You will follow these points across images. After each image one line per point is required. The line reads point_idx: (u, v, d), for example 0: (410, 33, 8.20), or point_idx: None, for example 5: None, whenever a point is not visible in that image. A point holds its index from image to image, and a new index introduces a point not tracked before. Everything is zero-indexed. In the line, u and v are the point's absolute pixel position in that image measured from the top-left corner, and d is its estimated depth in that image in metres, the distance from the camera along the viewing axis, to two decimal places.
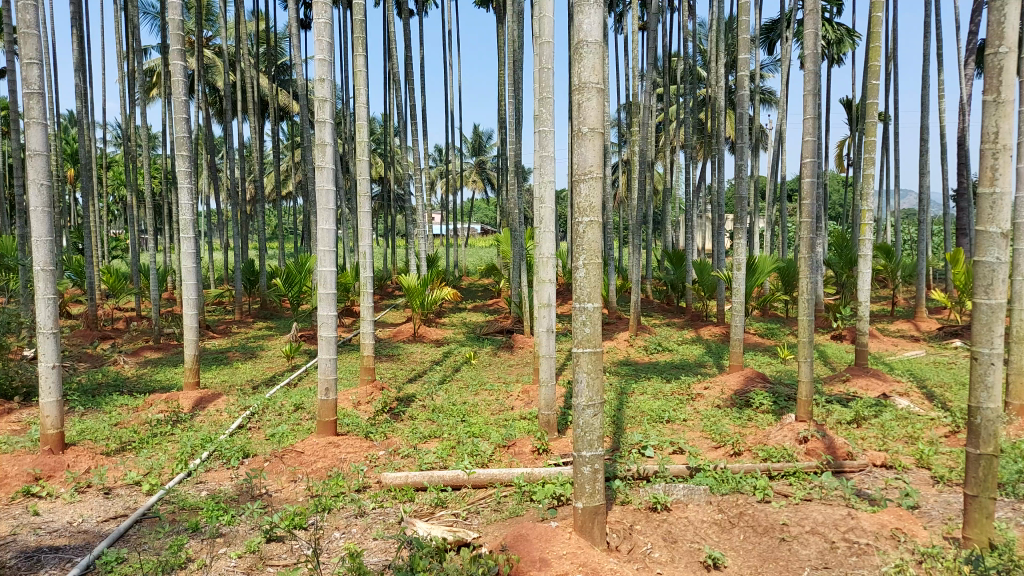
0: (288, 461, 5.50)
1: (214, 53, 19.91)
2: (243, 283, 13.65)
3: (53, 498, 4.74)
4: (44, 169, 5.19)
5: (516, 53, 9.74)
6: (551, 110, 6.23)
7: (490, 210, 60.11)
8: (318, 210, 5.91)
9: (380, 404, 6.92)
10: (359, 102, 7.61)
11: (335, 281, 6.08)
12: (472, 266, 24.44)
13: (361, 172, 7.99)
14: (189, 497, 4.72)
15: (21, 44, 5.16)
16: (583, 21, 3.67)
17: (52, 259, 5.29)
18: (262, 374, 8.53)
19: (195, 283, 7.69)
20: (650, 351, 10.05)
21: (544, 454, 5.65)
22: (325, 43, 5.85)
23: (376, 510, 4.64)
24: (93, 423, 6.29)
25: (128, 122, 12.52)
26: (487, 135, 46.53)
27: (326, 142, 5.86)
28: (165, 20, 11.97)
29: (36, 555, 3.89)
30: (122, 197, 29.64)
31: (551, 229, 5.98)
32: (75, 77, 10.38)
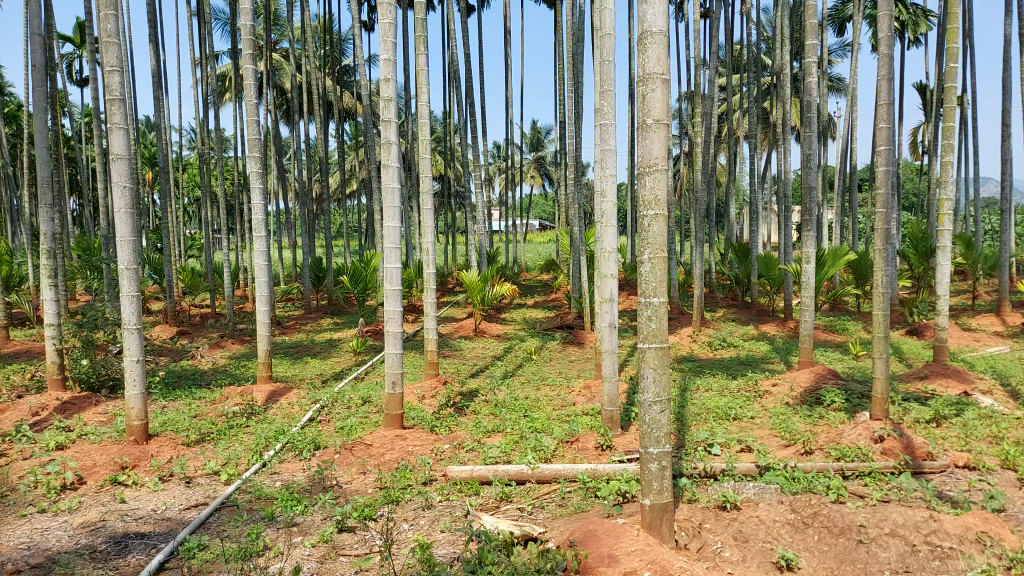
0: (358, 454, 5.64)
1: (281, 58, 20.54)
2: (310, 281, 14.04)
3: (139, 486, 4.98)
4: (125, 172, 5.44)
5: (576, 47, 9.68)
6: (612, 104, 6.14)
7: (549, 205, 60.05)
8: (384, 208, 6.00)
9: (445, 399, 7.01)
10: (421, 100, 7.72)
11: (400, 278, 6.18)
12: (532, 262, 24.44)
13: (424, 170, 8.10)
14: (265, 488, 4.89)
15: (103, 53, 5.39)
16: (647, 11, 3.62)
17: (135, 258, 5.54)
18: (330, 368, 8.75)
19: (267, 281, 7.95)
20: (714, 347, 9.87)
21: (609, 450, 5.61)
22: (389, 43, 5.97)
23: (443, 503, 4.71)
24: (174, 415, 6.58)
25: (202, 126, 13.04)
26: (546, 130, 46.52)
27: (392, 141, 5.97)
28: (235, 27, 12.40)
29: (124, 540, 4.10)
30: (196, 198, 30.94)
31: (613, 223, 5.92)
32: (152, 84, 10.85)
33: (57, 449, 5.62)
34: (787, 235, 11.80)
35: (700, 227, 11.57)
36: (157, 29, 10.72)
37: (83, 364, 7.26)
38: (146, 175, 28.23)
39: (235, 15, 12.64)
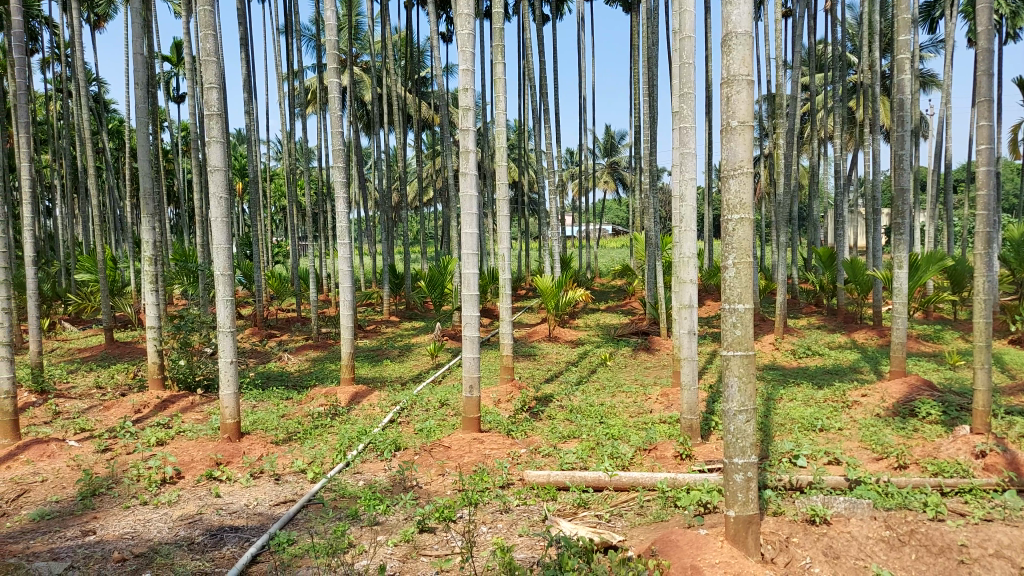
0: (436, 456, 5.74)
1: (362, 70, 21.21)
2: (389, 286, 14.40)
3: (232, 482, 5.23)
4: (222, 183, 5.73)
5: (652, 50, 9.55)
6: (692, 106, 6.02)
7: (622, 210, 59.54)
8: (462, 215, 6.09)
9: (520, 404, 7.04)
10: (498, 107, 7.79)
11: (478, 283, 6.24)
12: (607, 267, 24.27)
13: (500, 177, 8.18)
14: (348, 487, 5.04)
15: (202, 71, 5.72)
16: (731, 11, 3.54)
17: (229, 264, 5.82)
18: (409, 371, 8.94)
19: (350, 287, 8.20)
20: (798, 355, 9.54)
21: (688, 459, 5.50)
22: (468, 53, 6.07)
23: (521, 507, 4.73)
24: (264, 414, 6.87)
25: (289, 137, 13.59)
26: (620, 135, 46.19)
27: (471, 149, 6.05)
28: (320, 42, 12.89)
29: (220, 534, 4.30)
30: (282, 207, 32.24)
31: (692, 228, 5.81)
32: (244, 98, 11.40)
33: (157, 444, 5.97)
34: (876, 239, 11.29)
35: (783, 231, 11.20)
36: (248, 46, 11.27)
37: (181, 364, 7.69)
38: (237, 185, 29.64)
39: (319, 31, 13.13)
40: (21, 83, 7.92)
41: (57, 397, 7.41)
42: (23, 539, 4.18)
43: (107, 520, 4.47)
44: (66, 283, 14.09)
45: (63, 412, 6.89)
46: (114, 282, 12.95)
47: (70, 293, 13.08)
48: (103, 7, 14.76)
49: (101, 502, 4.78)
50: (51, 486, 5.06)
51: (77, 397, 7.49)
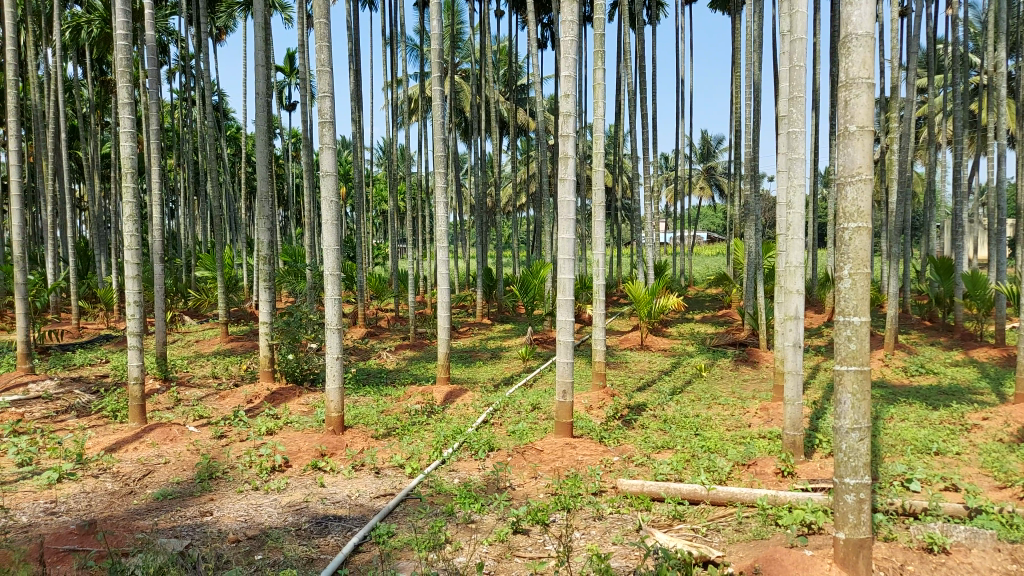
0: (529, 459, 5.79)
1: (461, 78, 21.70)
2: (482, 289, 14.64)
3: (335, 473, 5.46)
4: (334, 187, 6.01)
5: (758, 53, 9.25)
6: (802, 110, 5.74)
7: (718, 218, 58.12)
8: (559, 221, 6.09)
9: (612, 411, 6.99)
10: (597, 113, 7.78)
11: (574, 289, 6.23)
12: (702, 275, 23.70)
13: (597, 183, 8.15)
14: (444, 484, 5.16)
15: (318, 81, 6.05)
16: (851, 12, 3.39)
17: (338, 265, 6.08)
18: (501, 373, 9.04)
19: (447, 288, 8.40)
20: (909, 373, 9.00)
21: (790, 477, 5.30)
22: (571, 60, 6.08)
23: (614, 515, 4.69)
24: (364, 409, 7.14)
25: (391, 143, 14.06)
26: (717, 140, 45.20)
27: (570, 155, 6.06)
28: (422, 51, 13.26)
29: (324, 522, 4.48)
30: (382, 210, 33.39)
31: (800, 237, 5.57)
32: (352, 107, 11.90)
33: (267, 433, 6.31)
34: (1000, 252, 10.52)
35: (896, 240, 10.59)
36: (357, 57, 11.76)
37: (289, 359, 8.10)
38: (341, 189, 30.97)
39: (422, 41, 13.54)
40: (154, 94, 8.60)
41: (178, 384, 7.98)
42: (149, 515, 4.51)
43: (223, 502, 4.76)
44: (187, 279, 15.14)
45: (184, 399, 7.40)
46: (230, 280, 13.79)
47: (190, 289, 14.05)
48: (224, 21, 15.76)
49: (217, 485, 5.09)
50: (173, 468, 5.45)
51: (195, 385, 8.04)
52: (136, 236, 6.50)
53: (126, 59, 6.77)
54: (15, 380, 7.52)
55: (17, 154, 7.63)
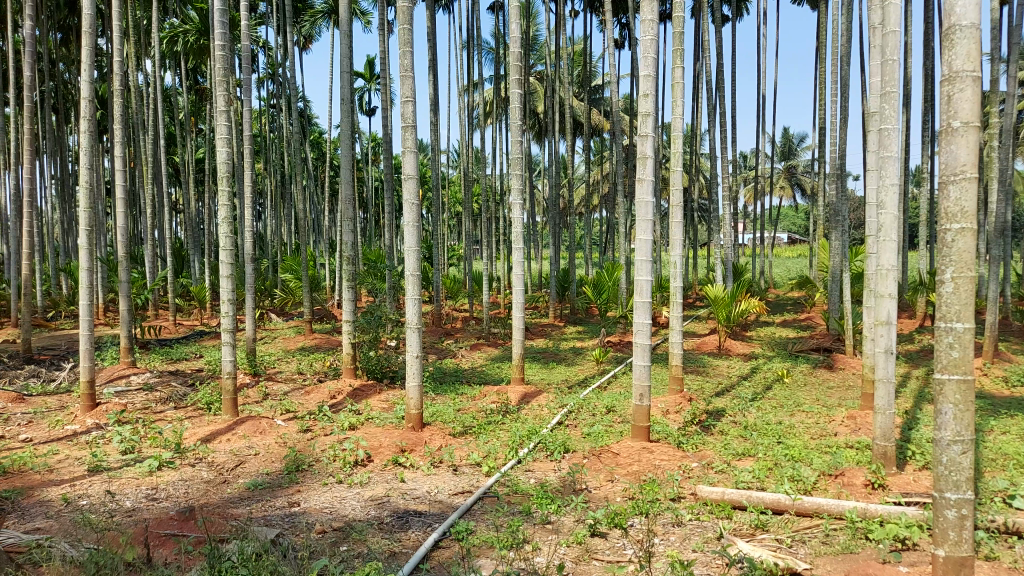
0: (605, 461, 5.76)
1: (536, 80, 21.79)
2: (556, 291, 14.64)
3: (415, 469, 5.58)
4: (415, 189, 6.16)
5: (845, 48, 8.91)
6: (896, 105, 5.38)
7: (799, 218, 56.23)
8: (637, 221, 6.03)
9: (690, 416, 6.87)
10: (676, 112, 7.65)
11: (652, 290, 6.14)
12: (783, 277, 22.95)
13: (675, 183, 8.02)
14: (521, 483, 5.20)
15: (401, 85, 6.23)
16: (956, 2, 3.21)
17: (419, 266, 6.22)
18: (575, 375, 9.03)
19: (523, 289, 8.45)
20: (1011, 383, 8.45)
21: (880, 489, 5.07)
22: (651, 59, 6.00)
23: (694, 522, 4.60)
24: (442, 408, 7.27)
25: (466, 146, 14.25)
26: (799, 138, 43.75)
27: (648, 155, 5.99)
28: (498, 54, 13.39)
29: (405, 517, 4.58)
30: (457, 212, 33.93)
31: (893, 238, 5.29)
32: (430, 110, 12.15)
33: (350, 428, 6.52)
34: None
35: (998, 241, 9.96)
36: (435, 61, 11.98)
37: (371, 356, 8.34)
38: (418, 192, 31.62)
39: (498, 44, 13.68)
40: (246, 102, 9.03)
41: (266, 379, 8.35)
42: (242, 504, 4.73)
43: (309, 494, 4.94)
44: (272, 278, 15.78)
45: (271, 393, 7.74)
46: (313, 280, 14.31)
47: (276, 289, 14.64)
48: (308, 30, 16.36)
49: (304, 477, 5.29)
50: (263, 459, 5.69)
51: (282, 380, 8.38)
52: (230, 237, 6.85)
53: (223, 69, 7.15)
54: (119, 372, 8.01)
55: (124, 159, 8.15)
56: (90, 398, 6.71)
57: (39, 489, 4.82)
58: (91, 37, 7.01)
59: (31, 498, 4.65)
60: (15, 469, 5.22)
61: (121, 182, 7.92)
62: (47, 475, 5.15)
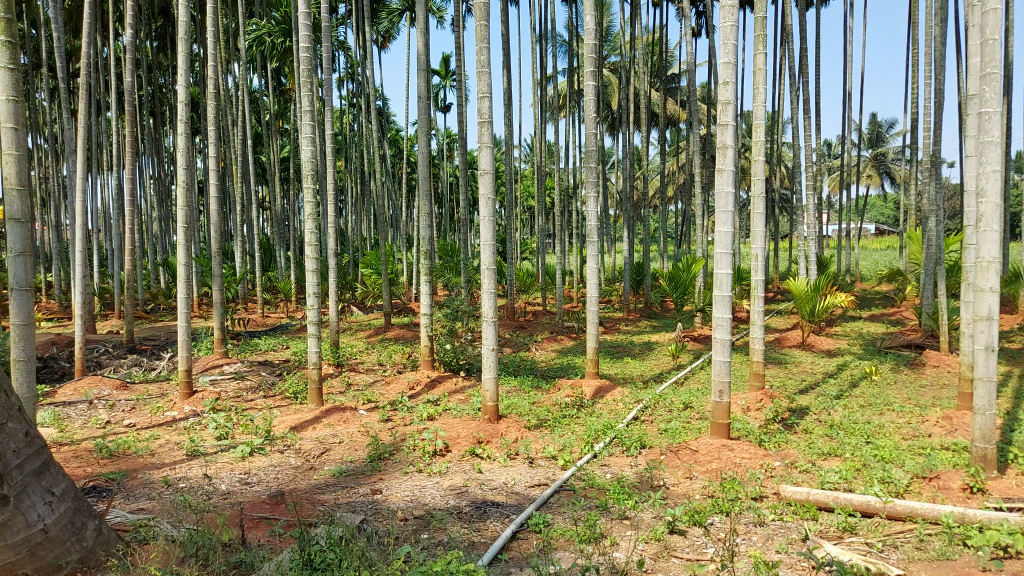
0: (684, 458, 5.67)
1: (610, 72, 21.59)
2: (630, 284, 14.50)
3: (491, 460, 5.66)
4: (491, 185, 6.23)
5: (939, 28, 8.43)
6: (997, 88, 5.05)
7: (888, 208, 53.63)
8: (716, 213, 5.89)
9: (772, 413, 6.68)
10: (757, 100, 7.42)
11: (732, 283, 5.98)
12: (871, 270, 21.92)
13: (756, 173, 7.79)
14: (597, 477, 5.19)
15: (478, 82, 6.31)
16: None
17: (494, 260, 6.28)
18: (650, 369, 8.92)
19: (598, 282, 8.43)
20: None
21: (980, 494, 4.80)
22: (731, 46, 5.82)
23: (777, 522, 4.48)
24: (518, 400, 7.34)
25: (539, 140, 14.28)
26: (888, 125, 41.72)
27: (728, 145, 5.84)
28: (572, 48, 13.34)
29: (483, 507, 4.65)
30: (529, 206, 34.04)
31: (995, 229, 4.95)
32: (503, 105, 12.24)
33: (428, 419, 6.68)
34: None
35: None
36: (509, 56, 12.04)
37: (448, 348, 8.51)
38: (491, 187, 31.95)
39: (572, 36, 13.61)
40: (328, 101, 9.35)
41: (349, 369, 8.65)
42: (327, 490, 4.91)
43: (391, 482, 5.08)
44: (352, 272, 16.26)
45: (353, 383, 8.00)
46: (391, 274, 14.65)
47: (356, 282, 15.09)
48: (385, 30, 16.72)
49: (385, 466, 5.46)
50: (346, 447, 5.90)
51: (363, 371, 8.65)
52: (314, 232, 7.12)
53: (307, 70, 7.44)
54: (213, 362, 8.44)
55: (215, 159, 8.56)
56: (187, 386, 7.11)
57: (142, 472, 5.14)
58: (186, 44, 7.40)
59: (136, 480, 4.97)
60: (121, 452, 5.58)
61: (213, 182, 8.35)
62: (150, 458, 5.50)
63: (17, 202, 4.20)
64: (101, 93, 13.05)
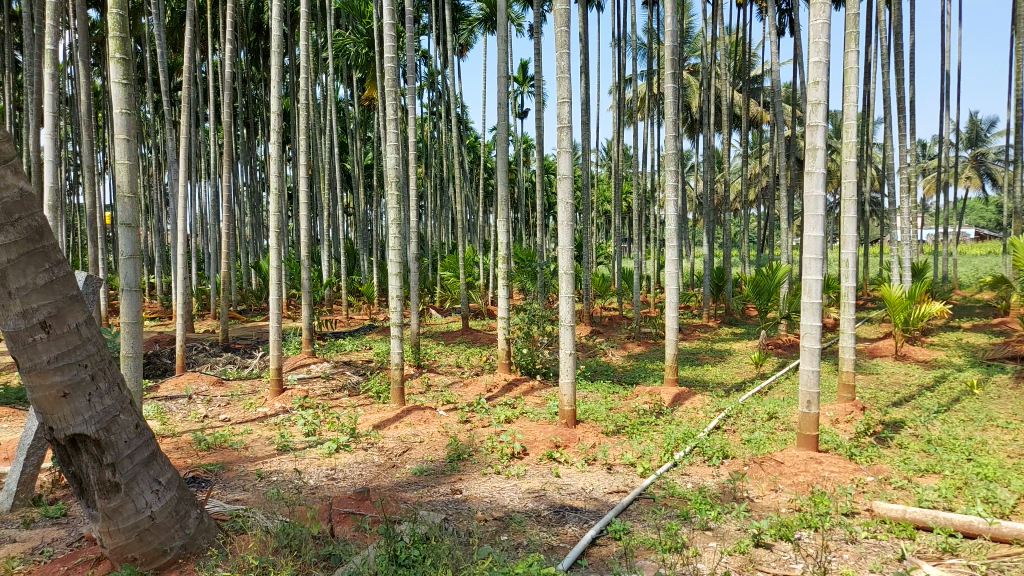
0: (768, 469, 5.50)
1: (689, 73, 21.25)
2: (710, 290, 14.19)
3: (569, 465, 5.66)
4: (569, 189, 6.24)
5: None
6: None
7: (989, 212, 50.43)
8: (806, 218, 5.71)
9: (863, 426, 6.40)
10: (849, 99, 7.14)
11: (821, 290, 5.77)
12: (971, 277, 20.64)
13: (847, 175, 7.49)
14: (678, 486, 5.10)
15: (558, 87, 6.34)
16: None
17: (573, 264, 6.29)
18: (732, 378, 8.70)
19: (677, 287, 8.32)
20: None
21: None
22: (822, 44, 5.62)
23: (869, 540, 4.28)
24: (595, 406, 7.31)
25: (616, 143, 14.20)
26: (990, 124, 39.29)
27: (819, 146, 5.66)
28: (650, 50, 13.20)
29: (562, 512, 4.65)
30: (605, 210, 33.85)
31: None
32: (581, 110, 12.23)
33: (506, 421, 6.74)
34: None
35: None
36: (587, 61, 12.03)
37: (525, 352, 8.56)
38: None
39: (651, 39, 13.47)
40: (411, 109, 9.59)
41: (428, 371, 8.83)
42: (410, 488, 5.02)
43: (470, 483, 5.15)
44: (430, 275, 16.60)
45: (432, 385, 8.16)
46: (469, 278, 14.87)
47: (435, 286, 15.39)
48: (464, 38, 17.00)
49: (465, 466, 5.54)
50: (427, 447, 6.02)
51: (442, 373, 8.81)
52: (397, 236, 7.32)
53: (392, 79, 7.67)
54: (301, 361, 8.80)
55: (303, 166, 8.92)
56: (278, 383, 7.42)
57: (237, 465, 5.40)
58: (278, 57, 7.75)
59: (231, 471, 5.22)
60: (217, 445, 5.88)
61: (303, 189, 8.70)
62: (243, 451, 5.77)
63: (128, 209, 4.53)
64: (199, 105, 13.81)
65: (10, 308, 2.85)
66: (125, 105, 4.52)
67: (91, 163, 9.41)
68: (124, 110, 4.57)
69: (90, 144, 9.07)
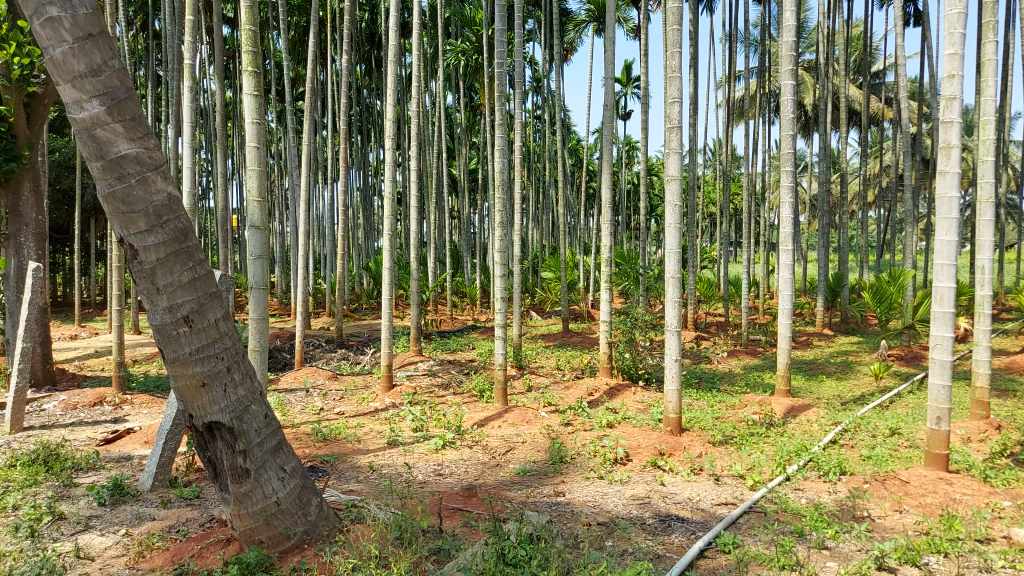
0: (891, 488, 5.18)
1: (804, 69, 20.33)
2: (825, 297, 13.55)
3: (674, 473, 5.55)
4: (678, 191, 6.14)
5: None
6: None
7: None
8: (937, 221, 5.32)
9: (1000, 447, 5.91)
10: (986, 92, 6.61)
11: (955, 299, 5.36)
12: None
13: (984, 176, 6.94)
14: (791, 501, 4.90)
15: (668, 87, 6.24)
16: None
17: (681, 268, 6.18)
18: (848, 390, 8.26)
19: (790, 293, 8.00)
20: None
21: None
22: (958, 35, 5.23)
23: (1007, 571, 3.91)
24: (700, 414, 7.14)
25: (723, 144, 13.81)
26: None
27: (953, 144, 5.30)
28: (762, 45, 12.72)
29: (668, 521, 4.57)
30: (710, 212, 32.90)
31: None
32: (687, 109, 11.95)
33: (609, 426, 6.70)
34: None
35: None
36: (695, 59, 11.75)
37: (627, 357, 8.46)
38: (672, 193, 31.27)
39: (763, 33, 12.97)
40: (516, 113, 9.71)
41: (530, 373, 8.91)
42: (514, 488, 5.09)
43: (573, 486, 5.16)
44: (532, 277, 16.73)
45: (535, 386, 8.22)
46: (570, 281, 14.88)
47: (536, 289, 15.50)
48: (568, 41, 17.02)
49: (568, 469, 5.55)
50: (530, 448, 6.07)
51: (543, 374, 8.87)
52: (503, 239, 7.44)
53: (500, 84, 7.81)
54: (409, 359, 9.10)
55: (414, 169, 9.23)
56: (388, 380, 7.71)
57: (351, 456, 5.65)
58: (393, 66, 8.04)
59: (345, 463, 5.47)
60: (332, 437, 6.19)
61: (412, 193, 8.99)
62: (357, 444, 6.03)
63: (257, 212, 4.82)
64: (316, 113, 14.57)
65: (159, 303, 3.11)
66: (257, 115, 4.84)
67: (222, 170, 10.13)
68: (256, 120, 4.90)
69: (222, 152, 9.75)
